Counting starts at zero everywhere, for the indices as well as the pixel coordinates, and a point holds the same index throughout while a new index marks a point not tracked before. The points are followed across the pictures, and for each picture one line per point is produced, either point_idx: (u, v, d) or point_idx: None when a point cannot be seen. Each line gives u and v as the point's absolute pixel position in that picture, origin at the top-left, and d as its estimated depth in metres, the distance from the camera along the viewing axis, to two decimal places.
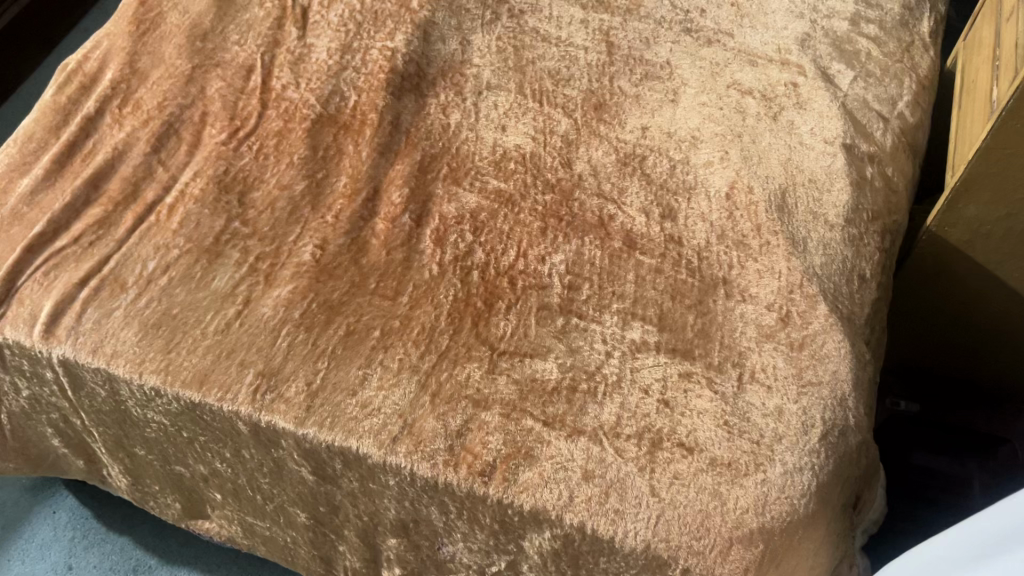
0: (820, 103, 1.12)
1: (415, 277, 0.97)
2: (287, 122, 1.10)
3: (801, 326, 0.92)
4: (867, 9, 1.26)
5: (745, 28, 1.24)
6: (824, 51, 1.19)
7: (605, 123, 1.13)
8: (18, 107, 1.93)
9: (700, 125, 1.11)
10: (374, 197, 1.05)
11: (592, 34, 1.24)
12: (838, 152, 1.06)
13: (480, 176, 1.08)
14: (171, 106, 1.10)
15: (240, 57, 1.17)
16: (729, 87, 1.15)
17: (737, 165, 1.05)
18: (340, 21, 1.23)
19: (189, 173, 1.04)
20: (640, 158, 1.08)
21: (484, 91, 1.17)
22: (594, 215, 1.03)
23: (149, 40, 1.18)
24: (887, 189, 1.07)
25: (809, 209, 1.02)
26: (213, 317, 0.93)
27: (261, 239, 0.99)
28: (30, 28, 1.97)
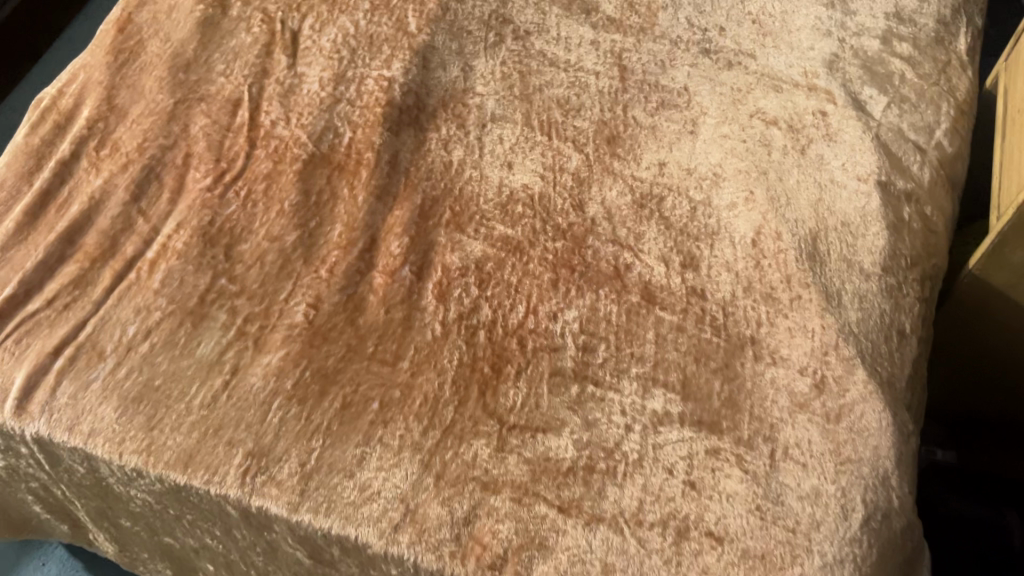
0: (852, 135, 1.04)
1: (417, 338, 0.90)
2: (277, 164, 1.02)
3: (837, 394, 0.84)
4: (899, 24, 1.17)
5: (768, 48, 1.15)
6: (853, 75, 1.11)
7: (619, 158, 1.05)
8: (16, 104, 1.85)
9: (722, 160, 1.03)
10: (371, 247, 0.97)
11: (603, 57, 1.15)
12: (872, 191, 0.98)
13: (485, 221, 1.00)
14: (152, 147, 1.02)
15: (225, 90, 1.09)
16: (753, 117, 1.07)
17: (764, 208, 0.97)
18: (332, 47, 1.14)
19: (171, 223, 0.96)
20: (657, 198, 1.01)
21: (489, 124, 1.09)
22: (610, 264, 0.95)
23: (127, 72, 1.10)
24: (926, 231, 0.99)
25: (843, 257, 0.94)
26: (198, 389, 0.86)
27: (249, 298, 0.92)
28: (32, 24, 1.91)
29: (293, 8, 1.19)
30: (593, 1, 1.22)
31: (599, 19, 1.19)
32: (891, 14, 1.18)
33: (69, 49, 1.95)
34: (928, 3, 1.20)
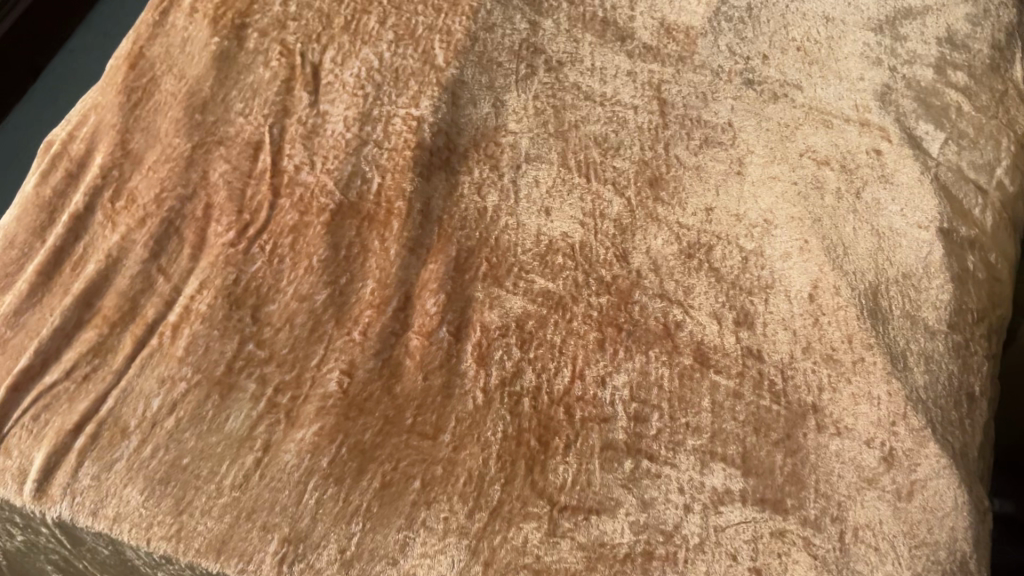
0: (910, 176, 0.98)
1: (458, 408, 0.84)
2: (302, 214, 0.97)
3: (908, 468, 0.79)
4: (953, 51, 1.11)
5: (815, 78, 1.09)
6: (907, 108, 1.05)
7: (662, 202, 0.99)
8: (20, 124, 1.77)
9: (773, 205, 0.97)
10: (406, 304, 0.92)
11: (640, 89, 1.09)
12: (935, 240, 0.93)
13: (524, 273, 0.95)
14: (170, 198, 0.97)
15: (245, 132, 1.03)
16: (803, 156, 1.01)
17: (820, 259, 0.92)
18: (356, 82, 1.08)
19: (193, 282, 0.91)
20: (706, 248, 0.95)
21: (523, 165, 1.04)
22: (659, 322, 0.90)
23: (141, 114, 1.04)
24: (991, 280, 0.94)
25: (906, 313, 0.89)
26: (229, 468, 0.81)
27: (279, 365, 0.87)
28: (32, 35, 1.80)
29: (312, 38, 1.13)
30: (627, 28, 1.16)
31: (634, 47, 1.13)
32: (944, 39, 1.12)
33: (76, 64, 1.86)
34: (982, 26, 1.14)
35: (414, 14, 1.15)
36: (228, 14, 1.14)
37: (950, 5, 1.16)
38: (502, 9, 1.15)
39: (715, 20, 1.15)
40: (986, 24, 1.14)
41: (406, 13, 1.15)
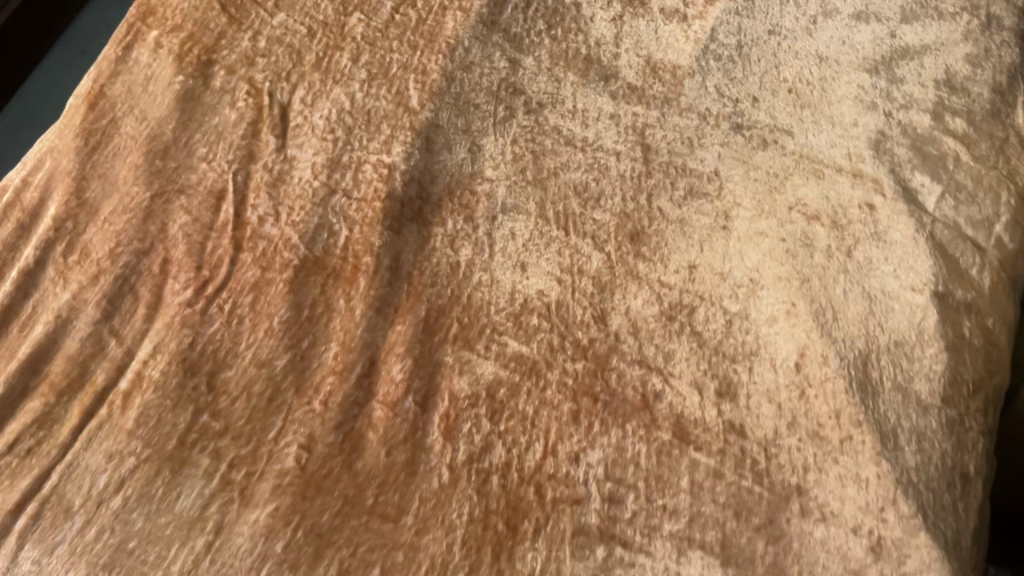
0: (904, 233, 0.93)
1: (422, 487, 0.80)
2: (264, 270, 0.92)
3: (897, 560, 0.75)
4: (951, 94, 1.06)
5: (806, 123, 1.04)
6: (903, 158, 1.00)
7: (644, 258, 0.95)
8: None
9: (759, 264, 0.93)
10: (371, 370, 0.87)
11: (624, 133, 1.05)
12: (929, 304, 0.88)
13: (496, 336, 0.90)
14: (125, 253, 0.92)
15: (207, 179, 0.99)
16: (792, 210, 0.96)
17: (809, 324, 0.87)
18: (326, 124, 1.04)
19: (146, 346, 0.86)
20: (688, 309, 0.90)
21: (499, 215, 0.99)
22: (637, 392, 0.85)
23: (98, 159, 0.99)
24: (989, 347, 0.89)
25: (897, 385, 0.84)
26: (177, 552, 0.76)
27: (235, 438, 0.82)
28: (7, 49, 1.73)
29: (282, 76, 1.08)
30: (612, 66, 1.10)
31: (618, 88, 1.08)
32: (942, 81, 1.07)
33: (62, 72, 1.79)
34: (983, 67, 1.08)
35: (389, 50, 1.10)
36: (194, 49, 1.09)
37: (949, 44, 1.10)
38: (481, 46, 1.10)
39: (703, 59, 1.10)
40: (987, 65, 1.09)
41: (380, 50, 1.10)
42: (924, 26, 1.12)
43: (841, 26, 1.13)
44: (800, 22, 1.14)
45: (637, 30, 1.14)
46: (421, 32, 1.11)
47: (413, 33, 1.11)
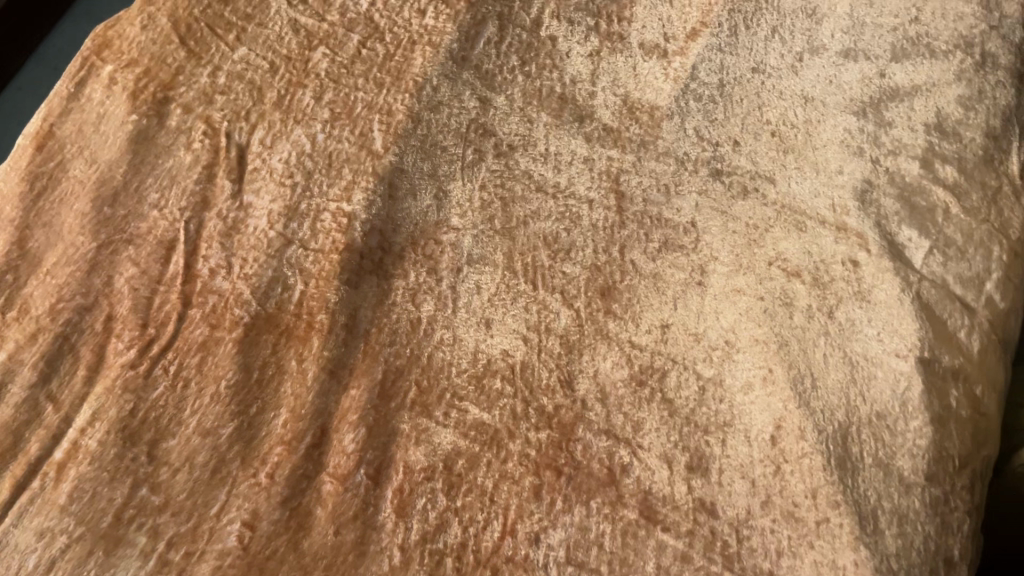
0: (889, 292, 0.88)
1: (371, 570, 0.76)
2: (213, 328, 0.87)
3: None
4: (942, 139, 1.01)
5: (789, 170, 0.99)
6: (890, 210, 0.95)
7: (614, 316, 0.90)
8: None
9: (736, 324, 0.88)
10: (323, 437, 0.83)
11: (597, 179, 1.00)
12: (914, 372, 0.83)
13: (457, 401, 0.85)
14: (67, 310, 0.88)
15: (158, 228, 0.94)
16: (771, 266, 0.92)
17: (786, 393, 0.82)
18: (285, 169, 0.99)
19: (84, 413, 0.82)
20: (659, 373, 0.86)
21: (464, 267, 0.94)
22: (603, 466, 0.81)
23: (44, 205, 0.95)
24: (977, 417, 0.84)
25: (879, 461, 0.79)
26: None
27: (175, 514, 0.77)
28: None
29: (241, 115, 1.03)
30: (587, 105, 1.06)
31: (593, 130, 1.04)
32: (932, 125, 1.02)
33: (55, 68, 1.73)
34: (977, 110, 1.03)
35: (354, 88, 1.05)
36: (150, 86, 1.04)
37: (941, 84, 1.05)
38: (450, 84, 1.05)
39: (683, 99, 1.05)
40: (980, 108, 1.03)
41: (344, 88, 1.05)
42: (914, 65, 1.07)
43: (828, 64, 1.07)
44: (785, 58, 1.08)
45: (615, 66, 1.09)
46: (388, 69, 1.06)
47: (380, 69, 1.06)
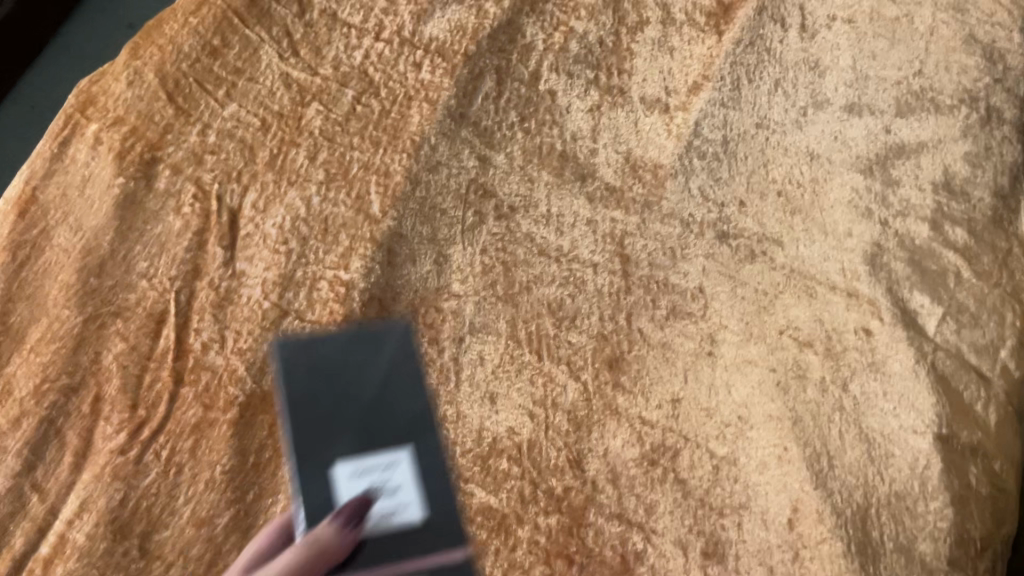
0: (904, 363, 0.87)
1: None
2: (207, 408, 0.84)
3: None
4: (950, 200, 0.99)
5: (798, 232, 0.97)
6: (900, 274, 0.93)
7: (623, 390, 0.87)
8: None
9: (748, 399, 0.86)
10: (348, 400, 0.63)
11: (601, 242, 0.97)
12: (933, 450, 0.82)
13: (462, 483, 0.81)
14: (53, 390, 0.84)
15: (147, 300, 0.90)
16: (782, 335, 0.89)
17: (802, 474, 0.81)
18: (279, 234, 0.95)
19: (72, 503, 0.79)
20: (672, 452, 0.83)
21: (467, 337, 0.90)
22: (616, 552, 0.78)
23: (27, 276, 0.91)
24: (996, 495, 0.83)
25: (899, 545, 0.77)
26: None
27: None
28: None
29: (232, 176, 0.98)
30: (588, 164, 1.03)
31: (595, 190, 1.01)
32: (940, 184, 1.00)
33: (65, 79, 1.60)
34: (983, 168, 1.02)
35: (349, 147, 1.01)
36: (137, 146, 0.99)
37: (948, 140, 1.03)
38: (448, 142, 1.02)
39: (686, 157, 1.02)
40: (987, 166, 1.02)
41: (339, 147, 1.01)
42: (920, 120, 1.04)
43: (833, 119, 1.05)
44: (789, 112, 1.06)
45: (616, 122, 1.06)
46: (384, 127, 1.03)
47: (376, 127, 1.03)
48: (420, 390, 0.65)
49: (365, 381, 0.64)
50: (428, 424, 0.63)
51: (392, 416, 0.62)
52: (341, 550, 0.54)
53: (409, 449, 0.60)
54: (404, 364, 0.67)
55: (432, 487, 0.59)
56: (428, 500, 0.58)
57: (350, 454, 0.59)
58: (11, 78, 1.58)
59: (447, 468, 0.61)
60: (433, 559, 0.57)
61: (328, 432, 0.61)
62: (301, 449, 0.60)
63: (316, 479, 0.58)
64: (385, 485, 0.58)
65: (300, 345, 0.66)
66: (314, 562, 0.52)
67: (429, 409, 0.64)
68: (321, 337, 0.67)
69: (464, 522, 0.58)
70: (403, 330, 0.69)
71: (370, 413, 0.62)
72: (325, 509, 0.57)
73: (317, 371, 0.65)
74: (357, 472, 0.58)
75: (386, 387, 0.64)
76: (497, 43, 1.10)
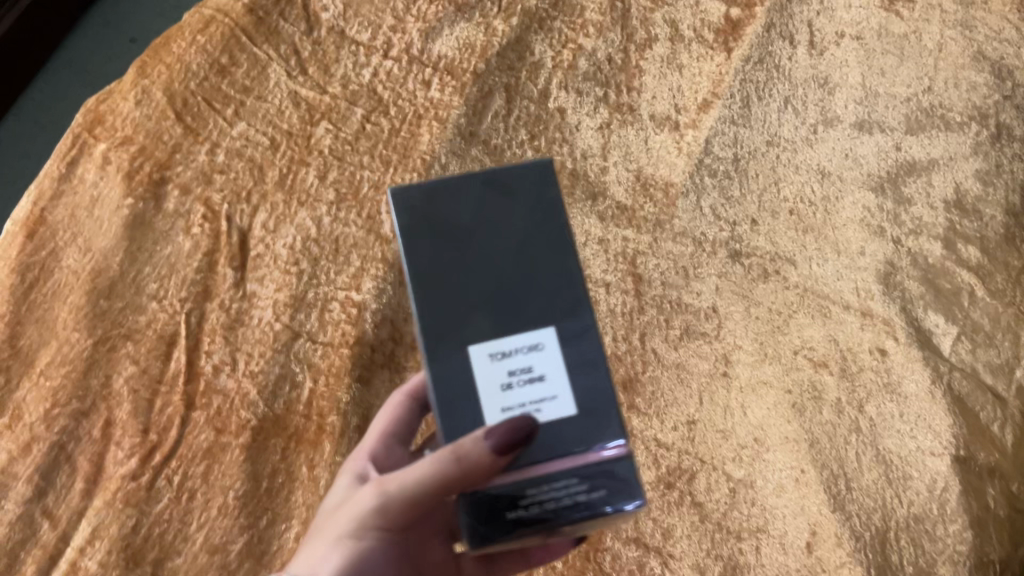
0: (919, 382, 0.87)
1: None
2: (219, 433, 0.85)
3: None
4: (962, 218, 0.98)
5: (811, 250, 0.96)
6: (914, 293, 0.93)
7: (638, 411, 0.87)
8: None
9: (764, 420, 0.86)
10: (458, 195, 0.58)
11: (613, 262, 0.96)
12: (951, 472, 0.83)
13: None
14: (63, 415, 0.84)
15: (157, 321, 0.89)
16: (798, 355, 0.90)
17: (820, 497, 0.82)
18: (289, 255, 0.95)
19: (83, 531, 0.79)
20: (688, 475, 0.83)
21: None
22: None
23: (36, 298, 0.90)
24: (1014, 516, 0.84)
25: (919, 570, 0.79)
26: None
27: None
28: None
29: (241, 196, 0.97)
30: (599, 182, 1.01)
31: (606, 209, 0.99)
32: (952, 203, 0.99)
33: (68, 96, 1.59)
34: (994, 185, 1.00)
35: (358, 166, 1.00)
36: (145, 165, 0.97)
37: (959, 157, 1.01)
38: (459, 162, 1.01)
39: (697, 175, 1.00)
40: (999, 184, 1.00)
41: (349, 166, 1.00)
42: (930, 138, 1.02)
43: (843, 137, 1.02)
44: (800, 130, 1.03)
45: (625, 139, 1.03)
46: (394, 146, 1.02)
47: (386, 146, 1.02)
48: (563, 253, 0.58)
49: (500, 246, 0.57)
50: (575, 297, 0.57)
51: (530, 296, 0.56)
52: (488, 466, 0.51)
53: (551, 331, 0.55)
54: (543, 209, 0.58)
55: (582, 379, 0.55)
56: (577, 393, 0.55)
57: (487, 337, 0.55)
58: (12, 89, 1.56)
59: (597, 351, 0.56)
60: (587, 455, 0.54)
61: (455, 305, 0.56)
62: (427, 327, 0.55)
63: (450, 367, 0.55)
64: (528, 372, 0.55)
65: (420, 193, 0.58)
66: (453, 480, 0.51)
67: (576, 277, 0.57)
68: (444, 180, 0.58)
69: (617, 416, 0.55)
70: (541, 168, 0.59)
71: (504, 285, 0.56)
72: (466, 405, 0.54)
73: (438, 229, 0.57)
74: (493, 360, 0.54)
75: (524, 253, 0.57)
76: (505, 61, 1.07)
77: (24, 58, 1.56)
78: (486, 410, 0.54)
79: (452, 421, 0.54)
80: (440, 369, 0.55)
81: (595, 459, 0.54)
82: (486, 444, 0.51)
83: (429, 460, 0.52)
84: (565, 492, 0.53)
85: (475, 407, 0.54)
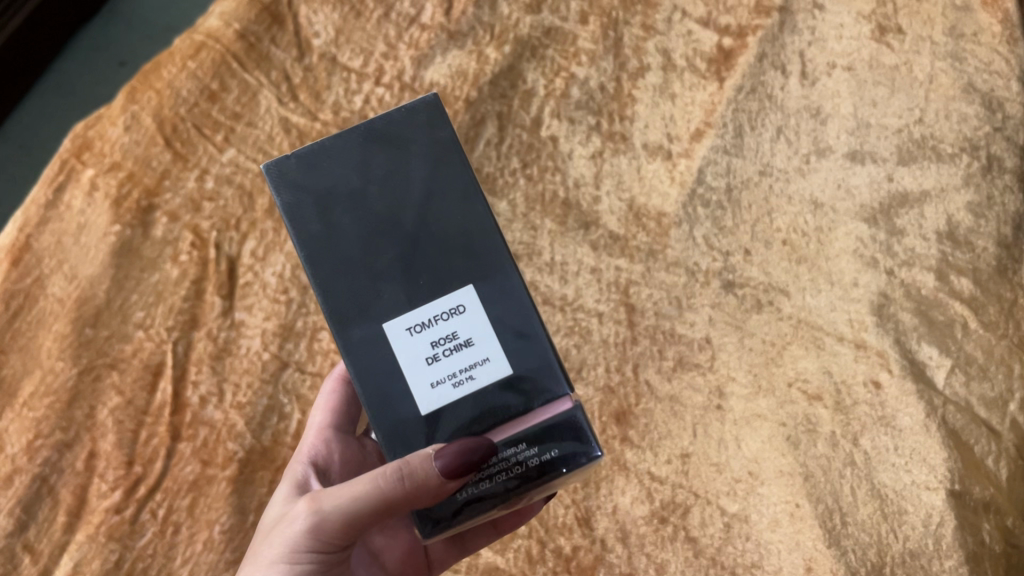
0: (914, 416, 0.87)
1: None
2: (205, 465, 0.86)
3: None
4: (955, 249, 0.94)
5: (804, 282, 0.94)
6: (909, 324, 0.92)
7: (631, 443, 0.90)
8: None
9: (759, 453, 0.87)
10: (348, 161, 0.58)
11: (606, 291, 0.97)
12: (947, 508, 0.82)
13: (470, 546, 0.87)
14: (46, 447, 0.85)
15: (144, 351, 0.90)
16: (791, 388, 0.90)
17: (815, 532, 0.83)
18: (279, 283, 0.94)
19: (65, 565, 0.82)
20: (682, 509, 0.86)
21: None
22: None
23: (21, 327, 0.91)
24: (1010, 552, 0.83)
25: None
26: None
27: None
28: None
29: (230, 223, 0.96)
30: (592, 212, 1.00)
31: (599, 238, 0.99)
32: (945, 234, 0.95)
33: (65, 110, 1.58)
34: (986, 218, 0.96)
35: None
36: (133, 192, 0.96)
37: (950, 189, 0.96)
38: None
39: (690, 205, 0.99)
40: (991, 216, 0.96)
41: None
42: (922, 169, 0.97)
43: (835, 168, 0.99)
44: (792, 159, 1.00)
45: (618, 168, 1.01)
46: None
47: None
48: (471, 199, 0.59)
49: (402, 201, 0.58)
50: (487, 247, 0.58)
51: (445, 251, 0.58)
52: (437, 485, 0.54)
53: (469, 292, 0.57)
54: (439, 152, 0.59)
55: (505, 334, 0.58)
56: (507, 352, 0.57)
57: (403, 309, 0.57)
58: (11, 100, 1.56)
59: (519, 299, 0.58)
60: (524, 419, 0.57)
61: (370, 275, 0.57)
62: (344, 306, 0.57)
63: (370, 344, 0.57)
64: (452, 339, 0.57)
65: (306, 163, 0.58)
66: (400, 499, 0.54)
67: (488, 220, 0.59)
68: (324, 146, 0.58)
69: (554, 369, 0.58)
70: (424, 108, 0.59)
71: (418, 244, 0.57)
72: (387, 383, 0.57)
73: (328, 199, 0.58)
74: (410, 334, 0.56)
75: (428, 212, 0.58)
76: (498, 90, 1.05)
77: (23, 66, 1.55)
78: (414, 382, 0.56)
79: (380, 399, 0.56)
80: (356, 350, 0.57)
81: (542, 417, 0.57)
82: (436, 465, 0.54)
83: (372, 480, 0.55)
84: (514, 457, 0.56)
85: (403, 383, 0.57)
